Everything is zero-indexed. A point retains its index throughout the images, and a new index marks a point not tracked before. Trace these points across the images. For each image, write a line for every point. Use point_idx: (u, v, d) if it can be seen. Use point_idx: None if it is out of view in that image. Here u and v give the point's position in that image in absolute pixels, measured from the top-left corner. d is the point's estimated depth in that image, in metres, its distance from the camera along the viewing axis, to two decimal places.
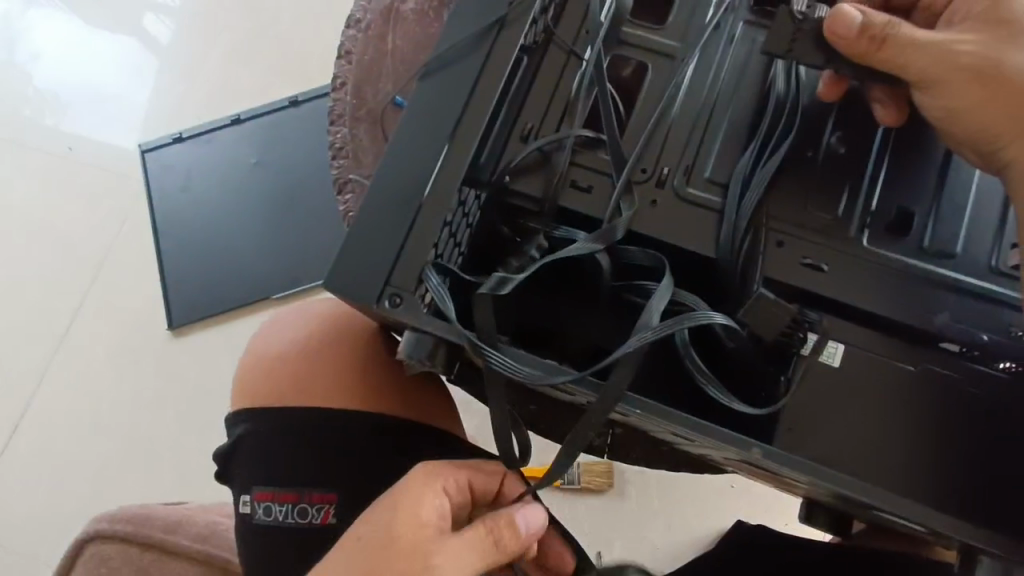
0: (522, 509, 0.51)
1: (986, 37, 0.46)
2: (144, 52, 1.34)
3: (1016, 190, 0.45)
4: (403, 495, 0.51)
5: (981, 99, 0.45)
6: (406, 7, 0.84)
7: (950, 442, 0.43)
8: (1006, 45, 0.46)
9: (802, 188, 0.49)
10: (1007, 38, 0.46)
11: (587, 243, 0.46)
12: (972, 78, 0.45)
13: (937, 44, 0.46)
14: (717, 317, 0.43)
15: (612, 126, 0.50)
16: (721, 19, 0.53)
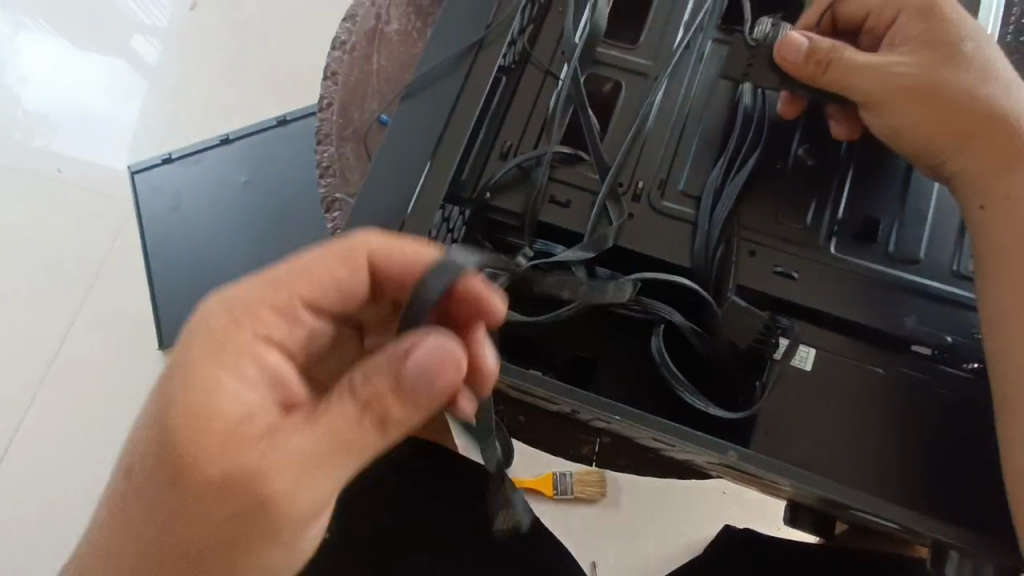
0: (411, 348, 0.37)
1: (923, 58, 0.48)
2: (132, 74, 1.37)
3: (967, 198, 0.47)
4: (216, 328, 0.40)
5: (920, 117, 0.47)
6: (390, 29, 0.88)
7: (919, 440, 0.44)
8: (941, 66, 0.48)
9: (773, 198, 0.50)
10: (942, 59, 0.48)
11: (578, 250, 0.49)
12: (911, 96, 0.47)
13: (876, 70, 0.48)
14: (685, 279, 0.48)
15: (593, 143, 0.52)
16: (692, 38, 0.55)
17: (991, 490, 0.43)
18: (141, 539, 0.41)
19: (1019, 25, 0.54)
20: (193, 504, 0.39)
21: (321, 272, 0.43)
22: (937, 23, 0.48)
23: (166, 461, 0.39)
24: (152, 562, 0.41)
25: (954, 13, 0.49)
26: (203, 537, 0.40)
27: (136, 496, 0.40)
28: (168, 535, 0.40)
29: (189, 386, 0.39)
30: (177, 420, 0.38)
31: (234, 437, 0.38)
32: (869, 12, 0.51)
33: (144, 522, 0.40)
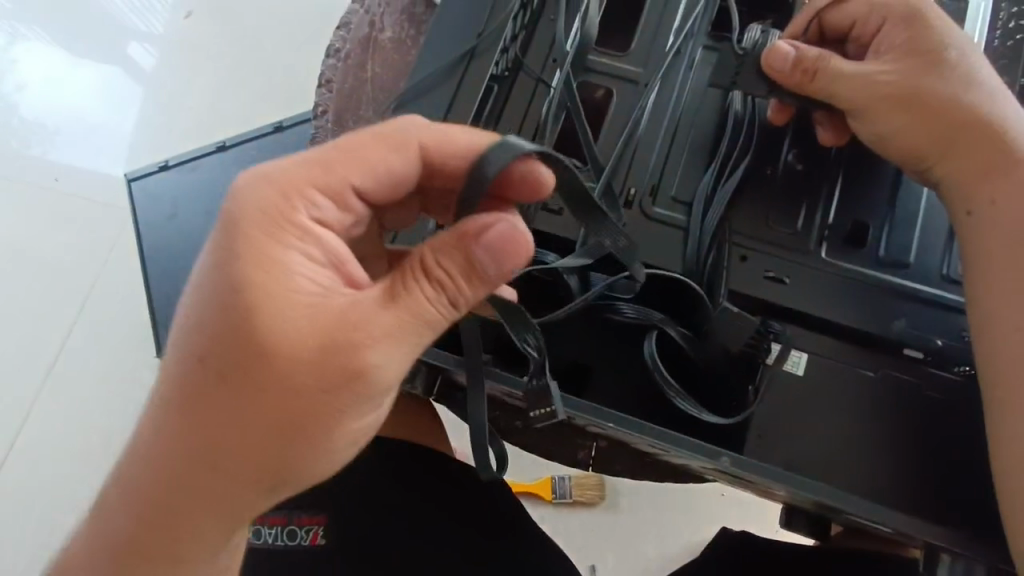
0: (480, 234, 0.38)
1: (907, 66, 0.48)
2: (129, 82, 1.37)
3: (953, 203, 0.47)
4: (267, 209, 0.38)
5: (906, 123, 0.48)
6: (384, 37, 0.88)
7: (910, 444, 0.45)
8: (924, 73, 0.48)
9: (763, 203, 0.51)
10: (925, 67, 0.48)
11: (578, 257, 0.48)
12: (895, 104, 0.48)
13: (861, 78, 0.48)
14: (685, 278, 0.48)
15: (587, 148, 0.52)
16: (682, 45, 0.55)
17: (981, 494, 0.44)
18: (180, 450, 0.38)
19: (1007, 29, 0.54)
20: (247, 397, 0.37)
21: (371, 155, 0.41)
22: (921, 31, 0.49)
23: (217, 352, 0.37)
24: (192, 477, 0.39)
25: (938, 20, 0.49)
26: (251, 437, 0.38)
27: (176, 402, 0.38)
28: (214, 439, 0.38)
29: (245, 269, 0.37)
30: (233, 308, 0.37)
31: (298, 317, 0.37)
32: (856, 20, 0.52)
33: (185, 427, 0.38)
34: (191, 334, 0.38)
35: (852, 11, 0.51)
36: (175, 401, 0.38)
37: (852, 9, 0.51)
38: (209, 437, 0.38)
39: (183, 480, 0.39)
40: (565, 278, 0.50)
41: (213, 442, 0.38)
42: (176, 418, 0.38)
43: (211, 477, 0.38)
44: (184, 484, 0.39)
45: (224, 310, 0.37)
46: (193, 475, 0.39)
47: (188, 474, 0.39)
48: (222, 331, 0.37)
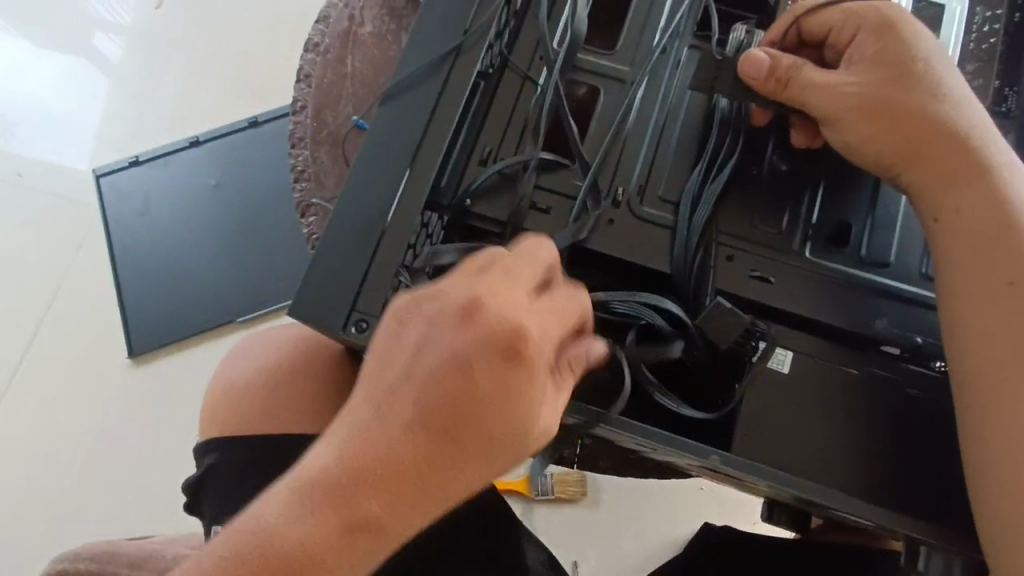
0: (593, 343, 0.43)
1: (878, 76, 0.49)
2: (95, 74, 1.32)
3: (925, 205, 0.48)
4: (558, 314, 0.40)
5: (875, 131, 0.48)
6: (364, 31, 0.86)
7: (893, 439, 0.46)
8: (896, 82, 0.49)
9: (749, 202, 0.51)
10: (894, 78, 0.49)
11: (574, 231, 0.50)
12: (866, 111, 0.48)
13: (834, 89, 0.49)
14: (667, 303, 0.47)
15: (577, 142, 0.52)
16: (668, 44, 0.55)
17: (957, 488, 0.45)
18: (356, 526, 0.37)
19: (981, 33, 0.55)
20: (456, 420, 0.37)
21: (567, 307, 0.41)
22: (894, 42, 0.49)
23: (423, 427, 0.37)
24: (368, 524, 0.37)
25: (908, 28, 0.50)
26: (462, 489, 0.38)
27: (376, 424, 0.38)
28: (403, 467, 0.37)
29: (453, 372, 0.37)
30: (453, 390, 0.37)
31: (523, 408, 0.37)
32: (832, 28, 0.52)
33: (387, 458, 0.37)
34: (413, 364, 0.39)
35: (830, 18, 0.52)
36: (371, 481, 0.37)
37: (831, 14, 0.52)
38: (390, 499, 0.37)
39: (364, 515, 0.37)
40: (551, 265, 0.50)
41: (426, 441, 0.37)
42: (377, 457, 0.37)
43: (404, 509, 0.37)
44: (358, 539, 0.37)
45: (433, 378, 0.38)
46: (369, 509, 0.37)
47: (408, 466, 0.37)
48: (433, 407, 0.37)
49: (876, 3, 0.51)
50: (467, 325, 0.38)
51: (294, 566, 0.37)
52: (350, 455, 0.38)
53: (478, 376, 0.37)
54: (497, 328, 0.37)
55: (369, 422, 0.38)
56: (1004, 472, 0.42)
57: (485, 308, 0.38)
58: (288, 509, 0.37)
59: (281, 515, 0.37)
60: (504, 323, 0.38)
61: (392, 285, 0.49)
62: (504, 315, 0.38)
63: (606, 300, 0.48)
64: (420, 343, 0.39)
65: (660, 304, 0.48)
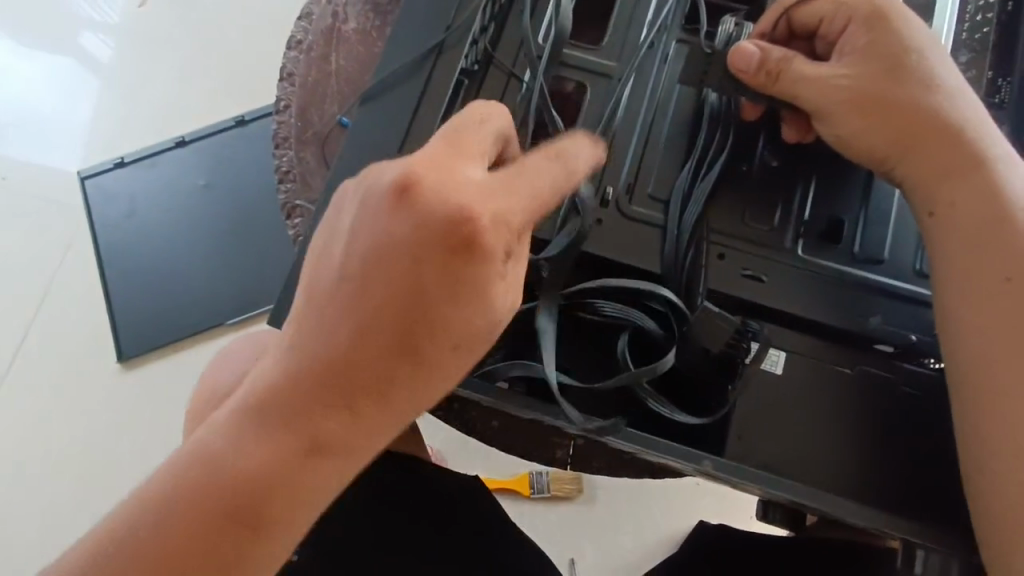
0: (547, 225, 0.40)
1: (870, 67, 0.48)
2: (79, 75, 1.30)
3: (918, 198, 0.47)
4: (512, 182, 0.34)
5: (867, 125, 0.47)
6: (348, 27, 0.85)
7: (888, 441, 0.45)
8: (889, 74, 0.47)
9: (741, 199, 0.50)
10: (886, 71, 0.47)
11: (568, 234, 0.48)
12: (858, 104, 0.47)
13: (826, 81, 0.48)
14: (662, 291, 0.46)
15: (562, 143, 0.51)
16: (655, 38, 0.54)
17: (954, 489, 0.44)
18: (308, 447, 0.34)
19: (973, 22, 0.54)
20: (405, 319, 0.33)
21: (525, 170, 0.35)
22: (885, 32, 0.48)
23: (369, 329, 0.33)
24: (320, 446, 0.34)
25: (900, 19, 0.48)
26: (424, 396, 0.34)
27: (316, 330, 0.34)
28: (350, 376, 0.33)
29: (398, 262, 0.33)
30: (401, 287, 0.33)
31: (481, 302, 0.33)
32: (823, 18, 0.51)
33: (331, 368, 0.33)
34: (350, 269, 0.34)
35: (820, 8, 0.50)
36: (316, 395, 0.34)
37: (822, 4, 0.50)
38: (340, 413, 0.34)
39: (316, 436, 0.34)
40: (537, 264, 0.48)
41: (376, 349, 0.33)
42: (321, 365, 0.34)
43: (358, 425, 0.34)
44: (311, 463, 0.34)
45: (375, 272, 0.33)
46: (320, 429, 0.34)
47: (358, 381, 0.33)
48: (379, 308, 0.33)
49: None
50: (406, 209, 0.33)
51: (254, 492, 0.34)
52: (292, 368, 0.34)
53: (426, 268, 0.33)
54: (441, 211, 0.33)
55: (308, 331, 0.34)
56: (1004, 475, 0.41)
57: (424, 190, 0.33)
58: (233, 435, 0.35)
59: (226, 443, 0.35)
60: (446, 210, 0.33)
61: None
62: (444, 198, 0.33)
63: (603, 284, 0.47)
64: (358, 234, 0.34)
65: (655, 292, 0.47)
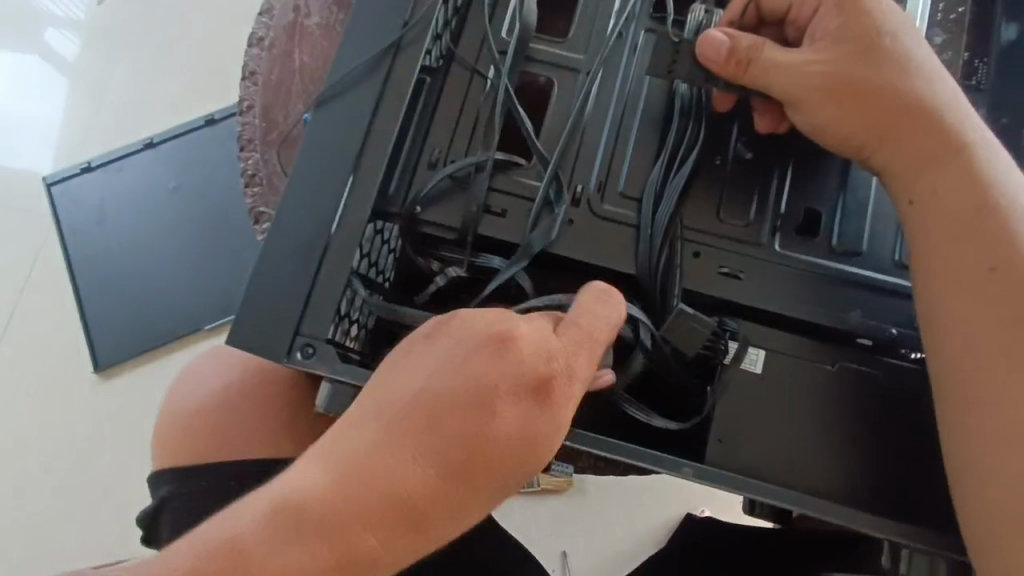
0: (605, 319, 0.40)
1: (842, 53, 0.46)
2: (40, 75, 1.25)
3: (896, 186, 0.46)
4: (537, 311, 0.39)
5: (842, 114, 0.46)
6: (311, 22, 0.82)
7: (870, 438, 0.44)
8: (864, 59, 0.46)
9: (716, 194, 0.49)
10: (861, 55, 0.46)
11: (547, 233, 0.47)
12: (831, 93, 0.45)
13: (797, 69, 0.46)
14: (632, 308, 0.44)
15: (530, 139, 0.49)
16: (623, 27, 0.52)
17: (939, 484, 0.43)
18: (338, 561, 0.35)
19: (948, 3, 0.53)
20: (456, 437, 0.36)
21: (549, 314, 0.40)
22: (855, 16, 0.46)
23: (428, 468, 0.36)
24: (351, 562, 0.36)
25: (872, 1, 0.47)
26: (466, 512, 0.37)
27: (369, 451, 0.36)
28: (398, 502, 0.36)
29: (468, 404, 0.37)
30: (465, 421, 0.36)
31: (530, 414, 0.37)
32: (791, 5, 0.49)
33: (375, 482, 0.36)
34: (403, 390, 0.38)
35: None
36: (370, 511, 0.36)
37: None
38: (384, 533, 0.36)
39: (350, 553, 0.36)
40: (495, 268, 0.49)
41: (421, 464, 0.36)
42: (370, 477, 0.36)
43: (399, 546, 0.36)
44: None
45: (442, 410, 0.37)
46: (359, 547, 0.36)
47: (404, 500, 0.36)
48: (443, 446, 0.36)
49: None
50: (496, 359, 0.37)
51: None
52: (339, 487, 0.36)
53: (495, 412, 0.37)
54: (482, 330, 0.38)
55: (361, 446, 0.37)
56: (994, 468, 0.40)
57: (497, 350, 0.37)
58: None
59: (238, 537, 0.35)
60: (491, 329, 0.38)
61: (340, 300, 0.46)
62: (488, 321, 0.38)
63: (574, 301, 0.44)
64: (423, 376, 0.38)
65: (626, 306, 0.44)
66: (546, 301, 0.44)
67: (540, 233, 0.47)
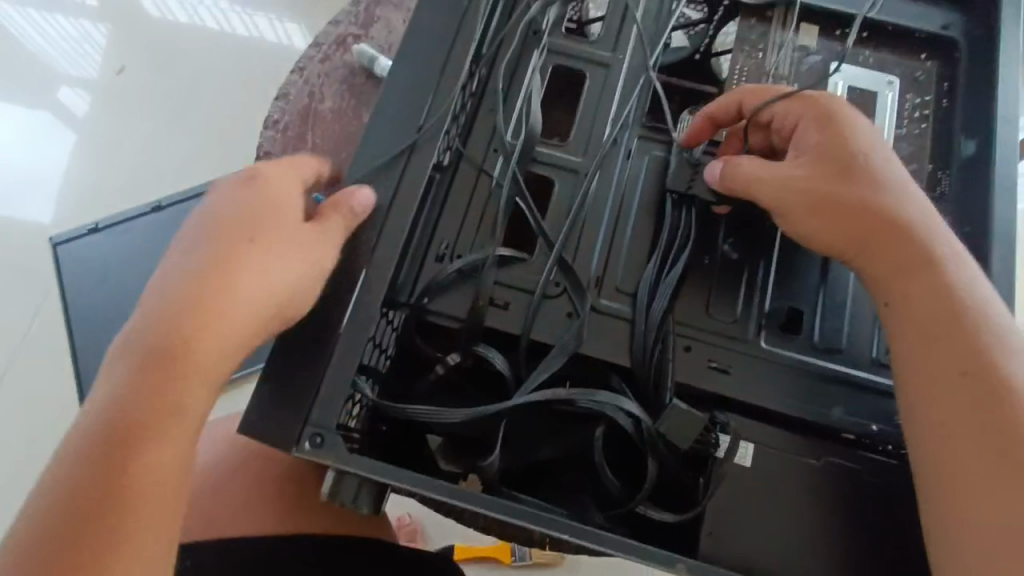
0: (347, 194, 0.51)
1: (818, 172, 0.50)
2: (53, 137, 1.30)
3: (872, 274, 0.49)
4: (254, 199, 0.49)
5: (822, 227, 0.49)
6: (324, 107, 0.87)
7: (855, 532, 0.46)
8: (837, 177, 0.50)
9: (706, 291, 0.52)
10: (838, 174, 0.50)
11: (561, 329, 0.51)
12: (813, 204, 0.50)
13: (782, 181, 0.50)
14: (625, 403, 0.46)
15: (536, 217, 0.53)
16: (619, 134, 0.56)
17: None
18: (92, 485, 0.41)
19: (913, 118, 0.58)
20: (253, 283, 0.46)
21: (285, 183, 0.51)
22: (832, 134, 0.51)
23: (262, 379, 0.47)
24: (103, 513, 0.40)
25: (847, 122, 0.52)
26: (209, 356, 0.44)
27: (154, 356, 0.43)
28: (200, 390, 0.44)
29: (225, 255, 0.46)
30: (220, 262, 0.46)
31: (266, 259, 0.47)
32: (774, 116, 0.55)
33: (166, 360, 0.43)
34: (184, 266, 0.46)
35: (773, 107, 0.54)
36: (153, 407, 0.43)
37: (772, 104, 0.54)
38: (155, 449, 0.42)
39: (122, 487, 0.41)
40: (490, 357, 0.51)
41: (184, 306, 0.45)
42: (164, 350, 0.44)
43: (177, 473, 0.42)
44: (102, 549, 0.40)
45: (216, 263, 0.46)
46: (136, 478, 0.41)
47: (168, 360, 0.43)
48: (201, 285, 0.45)
49: (818, 96, 0.53)
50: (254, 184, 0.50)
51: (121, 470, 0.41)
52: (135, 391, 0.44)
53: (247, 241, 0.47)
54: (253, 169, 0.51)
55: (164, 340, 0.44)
56: (982, 566, 0.40)
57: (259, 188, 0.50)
58: None
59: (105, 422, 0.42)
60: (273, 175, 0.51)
61: (349, 387, 0.48)
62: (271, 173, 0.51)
63: (569, 396, 0.46)
64: (184, 247, 0.47)
65: (625, 402, 0.47)
66: (546, 394, 0.46)
67: (546, 329, 0.51)
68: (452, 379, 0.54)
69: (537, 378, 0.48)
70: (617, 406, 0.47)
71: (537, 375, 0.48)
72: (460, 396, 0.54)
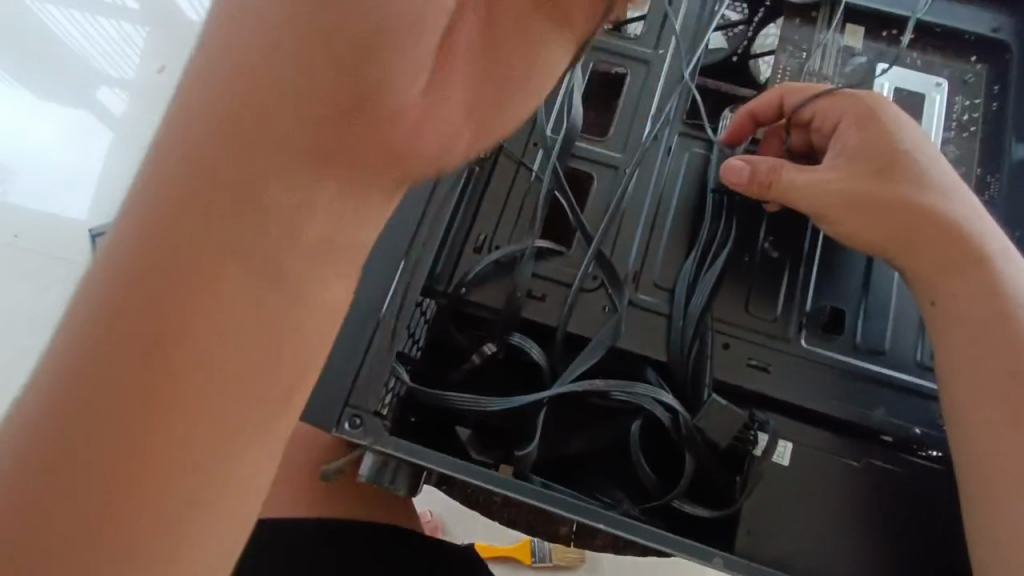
0: None
1: (863, 167, 0.50)
2: None
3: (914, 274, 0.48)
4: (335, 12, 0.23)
5: (865, 221, 0.49)
6: None
7: (896, 535, 0.45)
8: (878, 174, 0.50)
9: (745, 289, 0.52)
10: (877, 170, 0.50)
11: (599, 322, 0.51)
12: (854, 199, 0.49)
13: (818, 180, 0.50)
14: (662, 395, 0.46)
15: (575, 211, 0.53)
16: (659, 130, 0.56)
17: None
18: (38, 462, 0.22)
19: (961, 121, 0.57)
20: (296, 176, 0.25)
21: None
22: (874, 131, 0.51)
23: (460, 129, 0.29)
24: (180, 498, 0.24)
25: (890, 121, 0.52)
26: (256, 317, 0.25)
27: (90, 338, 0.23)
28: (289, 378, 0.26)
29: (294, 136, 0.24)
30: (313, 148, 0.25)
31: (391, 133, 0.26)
32: (815, 112, 0.54)
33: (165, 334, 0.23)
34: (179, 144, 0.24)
35: (812, 105, 0.54)
36: (172, 225, 0.23)
37: (812, 101, 0.54)
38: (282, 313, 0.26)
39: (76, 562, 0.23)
40: (526, 348, 0.51)
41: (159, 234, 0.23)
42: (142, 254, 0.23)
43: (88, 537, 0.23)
44: None
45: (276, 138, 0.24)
46: (262, 365, 0.25)
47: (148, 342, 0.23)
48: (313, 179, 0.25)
49: (861, 96, 0.53)
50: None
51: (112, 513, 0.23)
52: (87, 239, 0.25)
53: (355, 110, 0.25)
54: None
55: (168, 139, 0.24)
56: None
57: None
58: None
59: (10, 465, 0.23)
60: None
61: (388, 372, 0.48)
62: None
63: (608, 388, 0.46)
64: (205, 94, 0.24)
65: (659, 393, 0.46)
66: (583, 386, 0.46)
67: (581, 322, 0.51)
68: (487, 370, 0.54)
69: (575, 369, 0.48)
70: (654, 398, 0.46)
71: (574, 366, 0.48)
72: (494, 387, 0.55)
